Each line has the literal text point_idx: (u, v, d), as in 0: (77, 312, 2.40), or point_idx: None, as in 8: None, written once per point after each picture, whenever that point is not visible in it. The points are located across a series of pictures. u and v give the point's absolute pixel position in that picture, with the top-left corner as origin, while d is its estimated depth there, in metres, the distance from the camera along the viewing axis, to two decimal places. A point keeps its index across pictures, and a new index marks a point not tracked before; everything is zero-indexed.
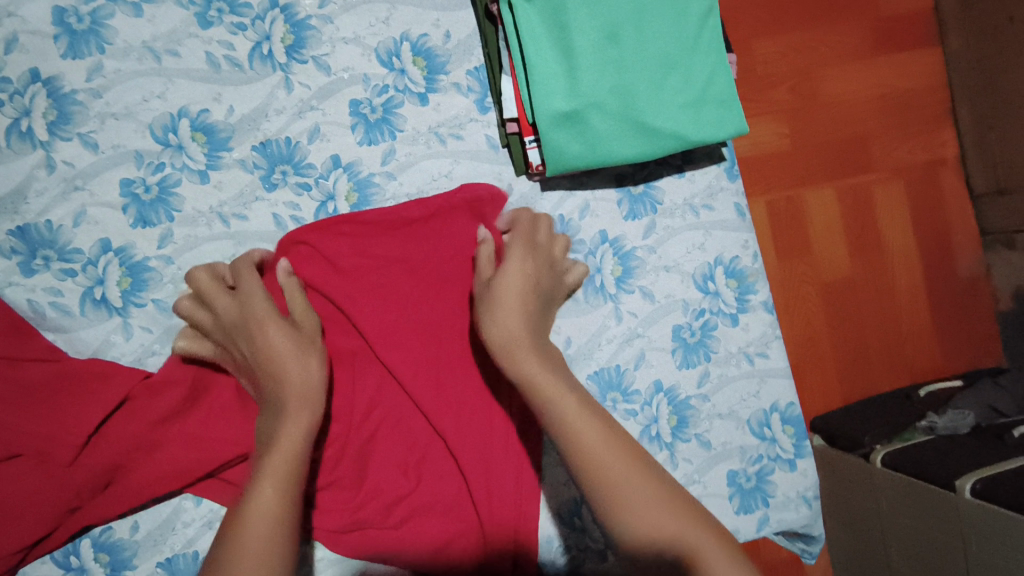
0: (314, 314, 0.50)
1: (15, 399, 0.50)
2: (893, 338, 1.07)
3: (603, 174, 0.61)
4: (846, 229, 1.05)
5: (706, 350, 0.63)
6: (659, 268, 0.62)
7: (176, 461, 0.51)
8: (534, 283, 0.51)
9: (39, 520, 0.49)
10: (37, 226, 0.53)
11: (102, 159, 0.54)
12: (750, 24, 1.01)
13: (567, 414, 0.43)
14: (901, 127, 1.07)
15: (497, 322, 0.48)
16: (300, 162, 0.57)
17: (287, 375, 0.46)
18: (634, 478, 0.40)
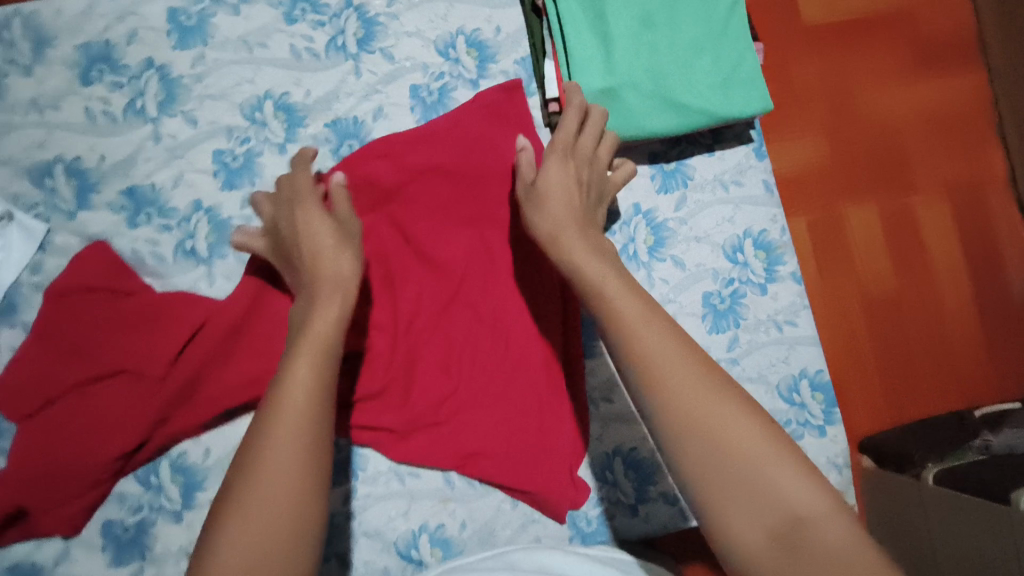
0: (349, 208, 0.54)
1: (118, 323, 0.59)
2: (939, 382, 0.87)
3: (638, 152, 0.67)
4: (897, 265, 0.89)
5: (736, 316, 0.66)
6: (690, 239, 0.66)
7: (252, 382, 0.58)
8: (578, 182, 0.53)
9: (133, 428, 0.57)
10: (143, 188, 0.62)
11: (199, 133, 0.63)
12: (788, 44, 0.94)
13: (612, 292, 0.44)
14: (942, 143, 0.91)
15: (541, 216, 0.51)
16: (366, 138, 0.65)
17: (321, 266, 0.50)
18: (668, 346, 0.40)
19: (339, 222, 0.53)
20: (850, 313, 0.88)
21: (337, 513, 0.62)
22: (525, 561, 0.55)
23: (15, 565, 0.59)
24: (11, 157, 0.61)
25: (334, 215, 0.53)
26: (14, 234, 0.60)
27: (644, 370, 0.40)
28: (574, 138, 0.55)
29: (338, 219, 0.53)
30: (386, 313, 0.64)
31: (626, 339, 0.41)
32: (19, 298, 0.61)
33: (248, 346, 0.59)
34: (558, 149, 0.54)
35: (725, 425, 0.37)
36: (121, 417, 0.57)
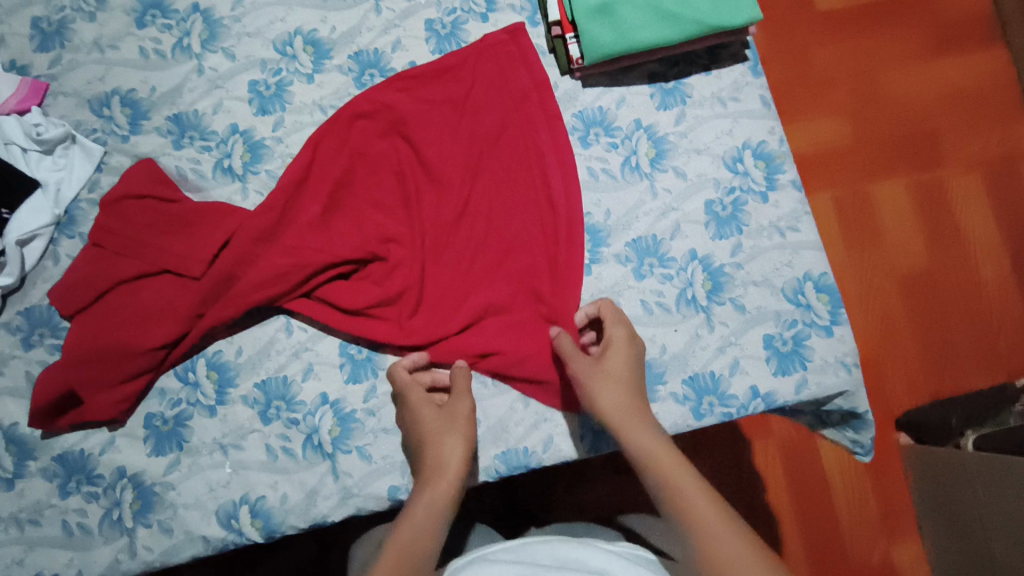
0: (467, 398, 0.62)
1: (164, 226, 0.65)
2: (985, 323, 1.22)
3: (638, 73, 0.71)
4: (921, 221, 1.26)
5: (738, 224, 0.68)
6: (690, 151, 0.69)
7: (280, 278, 0.63)
8: (623, 385, 0.61)
9: (177, 317, 0.63)
10: (187, 114, 0.69)
11: (237, 66, 0.70)
12: (805, 30, 1.31)
13: (695, 504, 0.53)
14: (969, 122, 1.29)
15: (608, 398, 0.60)
16: (385, 67, 0.71)
17: (434, 447, 0.60)
18: (734, 546, 0.50)
19: (452, 410, 0.61)
20: (881, 279, 1.24)
21: (357, 410, 0.65)
22: (540, 553, 0.56)
23: (64, 454, 0.64)
24: (76, 91, 0.69)
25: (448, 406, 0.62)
26: (76, 156, 0.68)
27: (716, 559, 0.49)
28: (612, 341, 0.63)
29: (459, 412, 0.61)
30: (404, 226, 0.68)
31: (698, 535, 0.51)
32: (77, 213, 0.68)
33: (276, 246, 0.65)
34: (612, 352, 0.62)
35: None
36: (167, 309, 0.63)
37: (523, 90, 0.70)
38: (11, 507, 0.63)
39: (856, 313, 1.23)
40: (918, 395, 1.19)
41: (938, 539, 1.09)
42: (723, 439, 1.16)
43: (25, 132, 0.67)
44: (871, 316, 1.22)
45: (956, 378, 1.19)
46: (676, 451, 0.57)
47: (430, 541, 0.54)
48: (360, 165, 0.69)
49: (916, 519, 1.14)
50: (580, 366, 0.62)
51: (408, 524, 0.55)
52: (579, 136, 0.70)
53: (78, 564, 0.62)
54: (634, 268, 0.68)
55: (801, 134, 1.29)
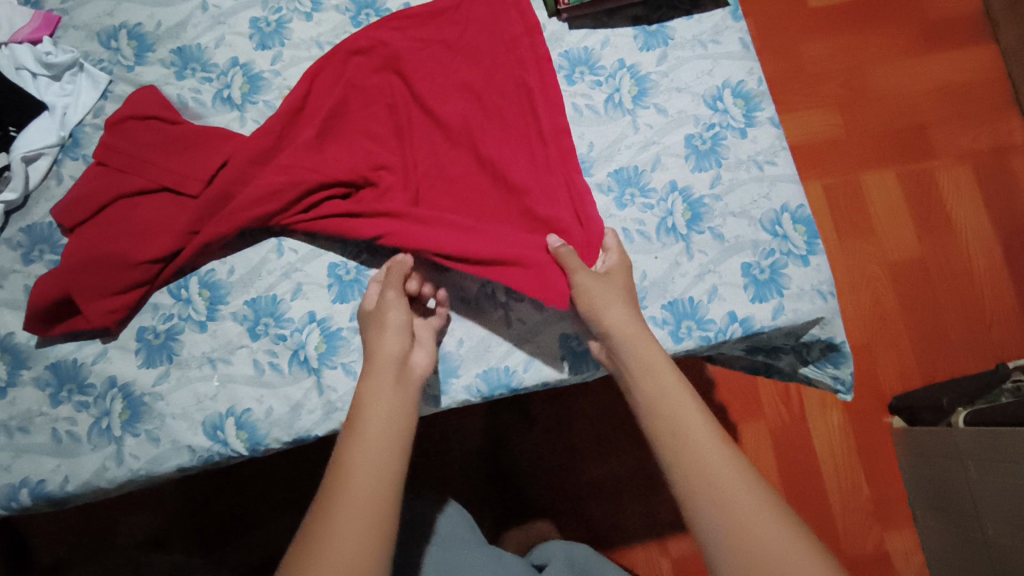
0: (393, 287, 0.61)
1: (161, 146, 0.68)
2: (979, 314, 1.20)
3: (622, 16, 0.75)
4: (911, 211, 1.26)
5: (717, 157, 0.70)
6: (671, 89, 0.72)
7: (269, 193, 0.66)
8: (617, 291, 0.61)
9: (175, 230, 0.65)
10: (191, 48, 0.74)
11: (239, 4, 0.75)
12: (795, 25, 1.34)
13: (671, 395, 0.56)
14: (959, 117, 1.30)
15: (609, 310, 0.60)
16: (381, 8, 0.76)
17: (382, 353, 0.59)
18: (701, 431, 0.54)
19: (383, 302, 0.61)
20: (871, 267, 1.23)
21: (343, 328, 0.67)
22: None
23: (58, 363, 0.66)
24: (85, 24, 0.74)
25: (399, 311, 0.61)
26: (82, 82, 0.72)
27: (711, 481, 0.52)
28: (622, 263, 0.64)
29: (389, 305, 0.61)
30: (394, 154, 0.71)
31: (694, 456, 0.53)
32: (81, 136, 0.71)
33: (264, 165, 0.68)
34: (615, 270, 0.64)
35: (768, 531, 0.49)
36: (167, 224, 0.66)
37: (515, 30, 0.73)
38: (3, 415, 0.65)
39: (851, 299, 1.22)
40: (909, 381, 1.17)
41: (933, 526, 1.05)
42: None
43: (35, 58, 0.71)
44: (865, 305, 1.21)
45: (948, 365, 1.18)
46: (675, 371, 0.57)
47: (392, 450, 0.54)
48: (353, 97, 0.72)
49: (908, 507, 1.11)
50: (589, 276, 0.61)
51: (372, 431, 0.55)
52: (566, 74, 0.74)
53: (66, 470, 0.63)
54: (616, 197, 0.70)
55: (795, 121, 1.31)
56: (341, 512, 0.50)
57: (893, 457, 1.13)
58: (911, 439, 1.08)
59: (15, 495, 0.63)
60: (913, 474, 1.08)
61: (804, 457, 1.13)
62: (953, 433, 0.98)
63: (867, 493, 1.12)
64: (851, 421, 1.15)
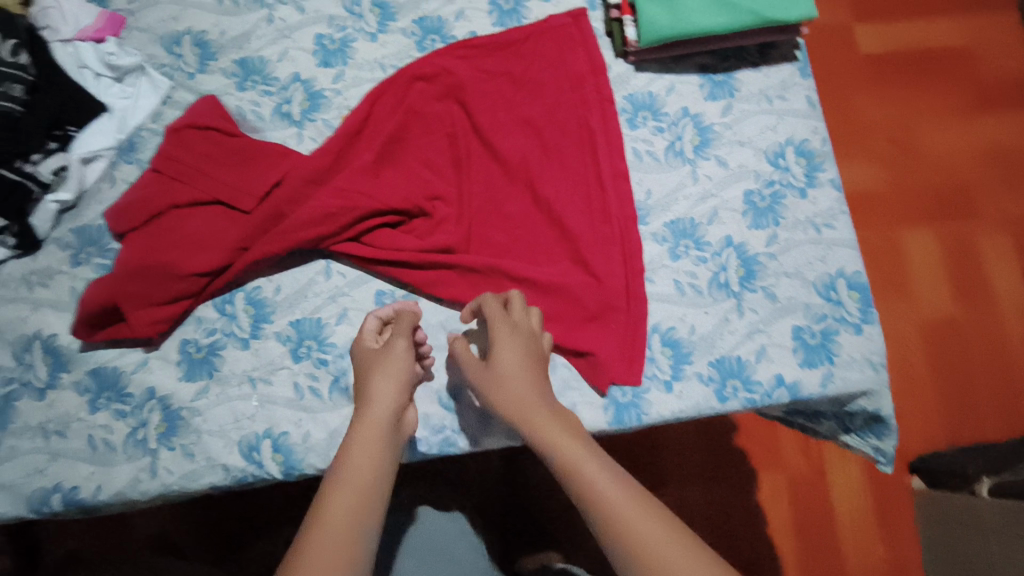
0: (405, 335, 0.61)
1: (219, 159, 0.67)
2: (1009, 382, 1.19)
3: (688, 63, 0.74)
4: (949, 274, 1.25)
5: (776, 216, 0.69)
6: (734, 142, 0.72)
7: (324, 215, 0.65)
8: (505, 357, 0.59)
9: (229, 245, 0.65)
10: (253, 60, 0.74)
11: (306, 19, 0.75)
12: (845, 72, 1.33)
13: (589, 471, 0.53)
14: (1004, 181, 1.29)
15: (503, 396, 0.59)
16: (446, 34, 0.75)
17: (380, 395, 0.59)
18: (626, 503, 0.51)
19: (391, 348, 0.61)
20: (904, 326, 1.22)
21: None
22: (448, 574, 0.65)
23: (98, 369, 0.65)
24: (150, 27, 0.74)
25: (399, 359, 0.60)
26: (144, 86, 0.72)
27: (643, 555, 0.48)
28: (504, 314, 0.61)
29: (395, 353, 0.60)
30: (451, 185, 0.71)
31: (620, 534, 0.49)
32: (138, 140, 0.71)
33: (316, 185, 0.68)
34: (503, 336, 0.60)
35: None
36: (219, 237, 0.65)
37: (581, 71, 0.74)
38: (40, 416, 0.64)
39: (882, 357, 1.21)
40: (933, 443, 1.16)
41: None
42: (733, 470, 1.14)
43: (99, 59, 0.71)
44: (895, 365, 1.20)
45: (975, 431, 1.16)
46: (591, 446, 0.56)
47: (372, 495, 0.53)
48: (414, 124, 0.72)
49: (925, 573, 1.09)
50: (473, 366, 0.61)
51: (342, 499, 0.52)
52: (627, 117, 0.73)
53: (98, 479, 0.63)
54: (670, 248, 0.69)
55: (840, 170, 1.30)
56: (313, 560, 0.48)
57: (911, 519, 1.12)
58: (935, 503, 1.07)
59: (46, 500, 0.62)
60: (931, 539, 1.07)
61: (823, 511, 1.12)
62: (977, 503, 0.97)
63: (883, 554, 1.11)
64: (871, 477, 1.14)
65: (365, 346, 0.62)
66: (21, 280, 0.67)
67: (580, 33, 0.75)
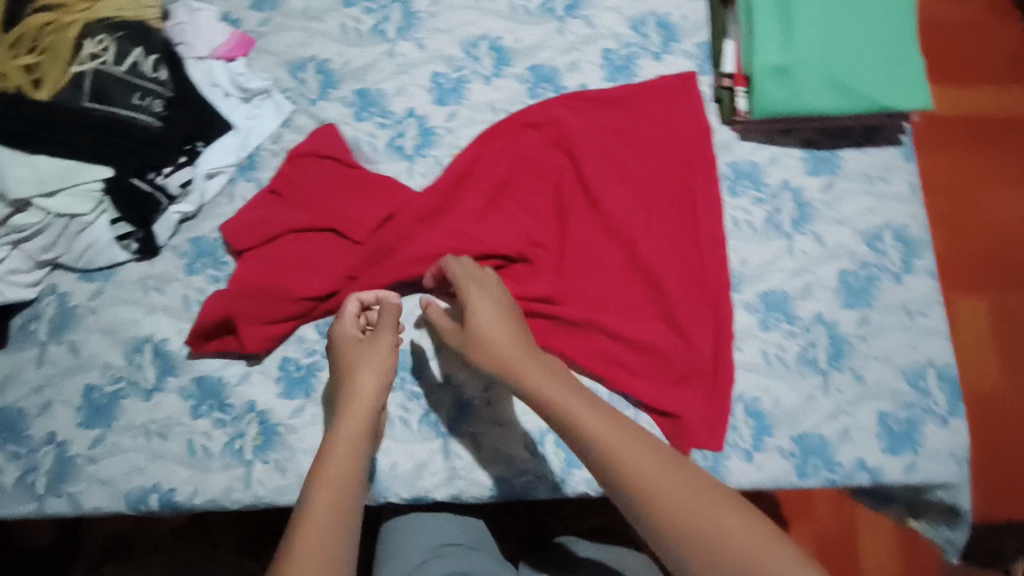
0: (388, 327, 0.62)
1: (335, 188, 0.71)
2: None
3: (794, 136, 0.76)
4: None
5: (869, 297, 0.70)
6: (832, 221, 0.73)
7: (433, 256, 0.68)
8: (472, 306, 0.60)
9: (339, 273, 0.68)
10: (372, 92, 0.76)
11: (425, 56, 0.78)
12: None
13: (574, 410, 0.54)
14: None
15: (481, 353, 0.59)
16: (559, 84, 0.78)
17: (362, 388, 0.58)
18: (613, 434, 0.52)
19: (375, 341, 0.61)
20: None
21: (475, 397, 0.69)
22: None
23: (202, 377, 0.69)
24: (278, 51, 0.77)
25: (382, 348, 0.61)
26: (269, 108, 0.75)
27: (639, 482, 0.49)
28: (463, 271, 0.63)
29: (377, 346, 0.61)
30: (552, 234, 0.73)
31: (622, 470, 0.50)
32: (258, 159, 0.74)
33: (425, 223, 0.70)
34: (475, 293, 0.62)
35: (725, 527, 0.46)
36: (333, 263, 0.69)
37: (686, 134, 0.75)
38: (144, 417, 0.67)
39: None
40: None
41: None
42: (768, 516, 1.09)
43: (230, 79, 0.74)
44: None
45: None
46: (573, 386, 0.56)
47: (347, 499, 0.52)
48: (520, 170, 0.74)
49: None
50: (451, 330, 0.62)
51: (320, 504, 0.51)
52: (728, 184, 0.75)
53: (195, 483, 0.66)
54: (761, 318, 0.70)
55: None
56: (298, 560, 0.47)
57: None
58: None
59: (143, 499, 0.65)
60: None
61: None
62: None
63: None
64: None
65: (341, 336, 0.63)
66: (137, 283, 0.70)
67: (688, 96, 0.76)
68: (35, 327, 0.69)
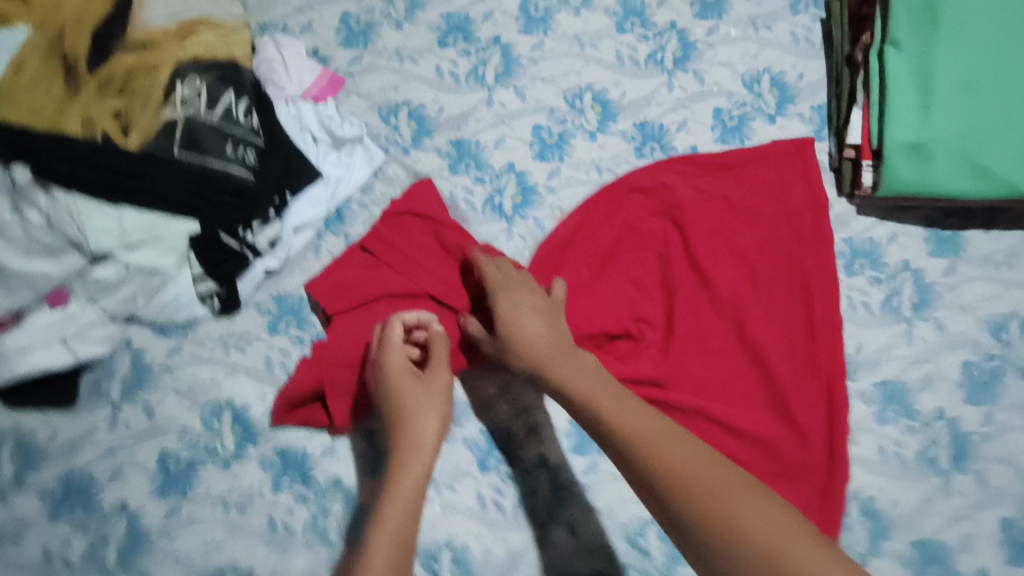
0: (442, 368, 0.60)
1: (433, 252, 0.67)
2: None
3: (915, 214, 0.72)
4: None
5: (994, 393, 0.69)
6: (955, 306, 0.70)
7: None
8: (514, 308, 0.60)
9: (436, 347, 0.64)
10: (470, 143, 0.72)
11: (526, 107, 0.73)
12: None
13: (604, 408, 0.52)
14: None
15: (520, 355, 0.59)
16: (666, 143, 0.73)
17: (417, 414, 0.56)
18: (641, 424, 0.51)
19: (429, 382, 0.58)
20: None
21: (574, 481, 0.66)
22: None
23: (285, 449, 0.64)
24: (369, 94, 0.72)
25: (430, 379, 0.59)
26: (360, 157, 0.70)
27: (664, 472, 0.47)
28: (501, 275, 0.63)
29: (431, 383, 0.58)
30: (658, 309, 0.70)
31: (648, 459, 0.48)
32: (347, 212, 0.69)
33: None
34: (514, 297, 0.61)
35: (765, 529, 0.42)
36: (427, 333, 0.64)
37: (801, 207, 0.71)
38: (223, 487, 0.63)
39: None
40: None
41: None
42: None
43: (321, 124, 0.70)
44: None
45: None
46: (605, 383, 0.55)
47: (407, 531, 0.50)
48: (627, 239, 0.71)
49: None
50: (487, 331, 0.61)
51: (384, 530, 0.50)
52: (844, 262, 0.72)
53: (277, 563, 0.62)
54: (878, 411, 0.69)
55: None
56: None
57: None
58: None
59: None
60: None
61: None
62: None
63: None
64: None
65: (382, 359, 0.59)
66: (218, 342, 0.66)
67: (805, 165, 0.72)
68: (108, 385, 0.65)
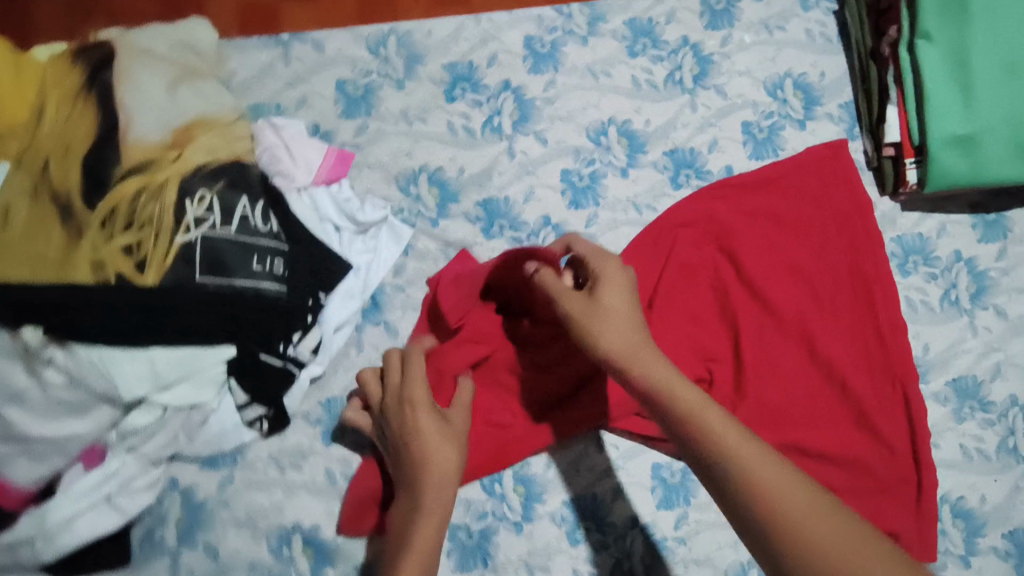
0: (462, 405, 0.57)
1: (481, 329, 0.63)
2: None
3: (959, 202, 0.71)
4: None
5: None
6: (1012, 290, 0.69)
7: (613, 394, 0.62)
8: (613, 282, 0.52)
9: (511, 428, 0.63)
10: (498, 201, 0.67)
11: (550, 152, 0.68)
12: None
13: (700, 417, 0.45)
14: None
15: (610, 332, 0.50)
16: (701, 167, 0.70)
17: (439, 456, 0.53)
18: (746, 446, 0.43)
19: (450, 420, 0.55)
20: None
21: (668, 537, 0.64)
22: None
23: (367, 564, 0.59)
24: (381, 164, 0.67)
25: (449, 415, 0.55)
26: (386, 237, 0.65)
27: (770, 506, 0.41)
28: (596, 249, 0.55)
29: (450, 420, 0.55)
30: (723, 344, 0.67)
31: (754, 488, 0.42)
32: (382, 298, 0.64)
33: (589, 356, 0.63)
34: (609, 273, 0.53)
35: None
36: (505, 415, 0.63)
37: (848, 211, 0.68)
38: None
39: None
40: None
41: None
42: None
43: (339, 209, 0.64)
44: None
45: None
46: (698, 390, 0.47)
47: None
48: (681, 276, 0.67)
49: None
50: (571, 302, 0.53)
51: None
52: (897, 263, 0.70)
53: None
54: (954, 409, 0.68)
55: None
56: None
57: None
58: None
59: None
60: None
61: None
62: None
63: None
64: None
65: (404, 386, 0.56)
66: (270, 462, 0.61)
67: (843, 167, 0.69)
68: (162, 534, 0.60)
